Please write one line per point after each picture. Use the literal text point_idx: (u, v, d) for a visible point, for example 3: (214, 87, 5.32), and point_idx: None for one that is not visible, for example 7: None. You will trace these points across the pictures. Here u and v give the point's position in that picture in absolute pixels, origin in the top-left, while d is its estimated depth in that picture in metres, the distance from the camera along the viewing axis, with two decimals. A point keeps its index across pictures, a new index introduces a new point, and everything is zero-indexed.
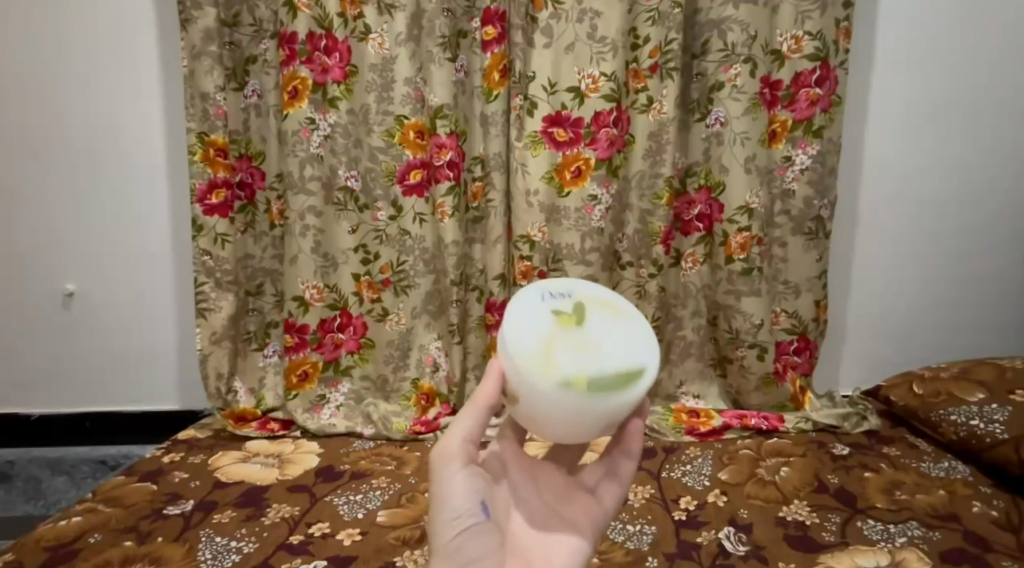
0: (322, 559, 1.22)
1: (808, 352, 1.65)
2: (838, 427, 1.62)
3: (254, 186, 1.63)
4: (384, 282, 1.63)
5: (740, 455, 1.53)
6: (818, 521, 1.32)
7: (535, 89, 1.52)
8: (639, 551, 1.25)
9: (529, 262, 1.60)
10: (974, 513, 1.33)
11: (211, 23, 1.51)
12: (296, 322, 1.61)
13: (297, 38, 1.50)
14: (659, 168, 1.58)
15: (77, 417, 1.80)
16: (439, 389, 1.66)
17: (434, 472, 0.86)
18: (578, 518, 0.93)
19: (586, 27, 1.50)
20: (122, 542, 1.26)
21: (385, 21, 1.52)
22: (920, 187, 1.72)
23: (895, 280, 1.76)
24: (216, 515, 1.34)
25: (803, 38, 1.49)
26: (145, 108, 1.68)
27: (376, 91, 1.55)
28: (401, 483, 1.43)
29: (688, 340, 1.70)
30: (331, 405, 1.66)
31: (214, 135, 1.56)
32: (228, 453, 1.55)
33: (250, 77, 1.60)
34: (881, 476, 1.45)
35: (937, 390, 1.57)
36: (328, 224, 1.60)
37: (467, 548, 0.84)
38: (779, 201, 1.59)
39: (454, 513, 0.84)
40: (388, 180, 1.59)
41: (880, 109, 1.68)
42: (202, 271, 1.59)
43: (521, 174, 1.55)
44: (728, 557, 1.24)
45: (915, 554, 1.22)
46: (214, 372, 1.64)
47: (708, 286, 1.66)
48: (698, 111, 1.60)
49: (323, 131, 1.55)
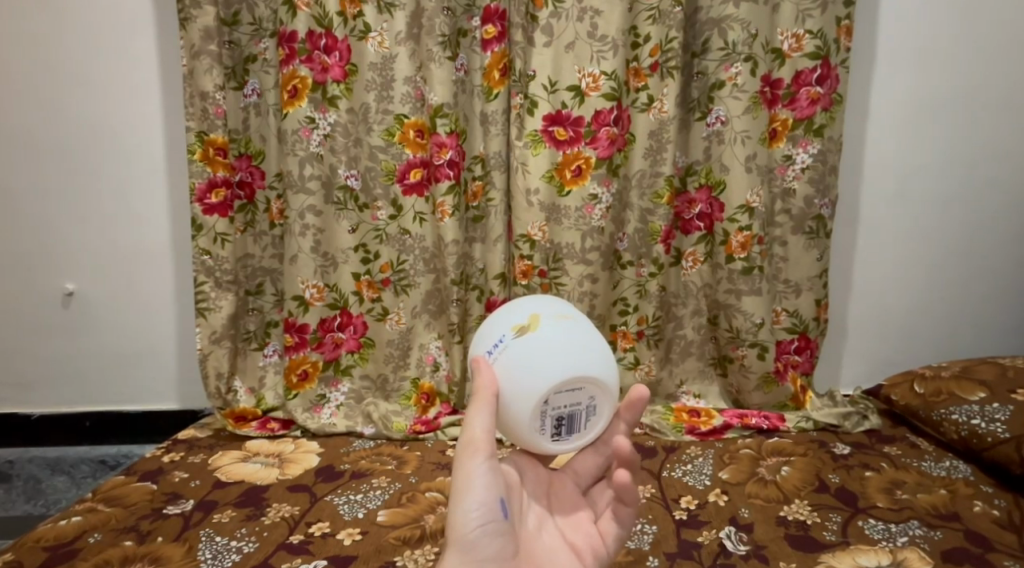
0: (323, 559, 1.22)
1: (808, 351, 1.64)
2: (838, 426, 1.62)
3: (254, 184, 1.62)
4: (383, 281, 1.63)
5: (741, 454, 1.53)
6: (819, 520, 1.32)
7: (534, 88, 1.52)
8: (639, 551, 1.25)
9: (529, 261, 1.59)
10: (975, 512, 1.33)
11: (210, 22, 1.50)
12: (296, 321, 1.61)
13: (296, 37, 1.50)
14: (660, 167, 1.58)
15: (76, 416, 1.79)
16: (439, 389, 1.65)
17: (458, 456, 0.89)
18: (581, 539, 0.99)
19: (586, 26, 1.50)
20: (122, 542, 1.26)
21: (385, 20, 1.52)
22: (919, 187, 1.71)
23: (895, 281, 1.76)
24: (216, 514, 1.34)
25: (803, 37, 1.49)
26: (144, 106, 1.67)
27: (375, 90, 1.54)
28: (401, 483, 1.43)
29: (689, 339, 1.69)
30: (331, 405, 1.65)
31: (214, 135, 1.55)
32: (229, 453, 1.55)
33: (249, 76, 1.59)
34: (882, 476, 1.45)
35: (938, 390, 1.57)
36: (328, 224, 1.59)
37: (479, 546, 0.87)
38: (780, 200, 1.59)
39: (472, 504, 0.87)
40: (388, 180, 1.58)
41: (880, 110, 1.67)
42: (201, 271, 1.58)
43: (521, 173, 1.55)
44: (729, 557, 1.24)
45: (918, 554, 1.22)
46: (214, 371, 1.63)
47: (709, 285, 1.65)
48: (698, 110, 1.60)
49: (323, 130, 1.55)
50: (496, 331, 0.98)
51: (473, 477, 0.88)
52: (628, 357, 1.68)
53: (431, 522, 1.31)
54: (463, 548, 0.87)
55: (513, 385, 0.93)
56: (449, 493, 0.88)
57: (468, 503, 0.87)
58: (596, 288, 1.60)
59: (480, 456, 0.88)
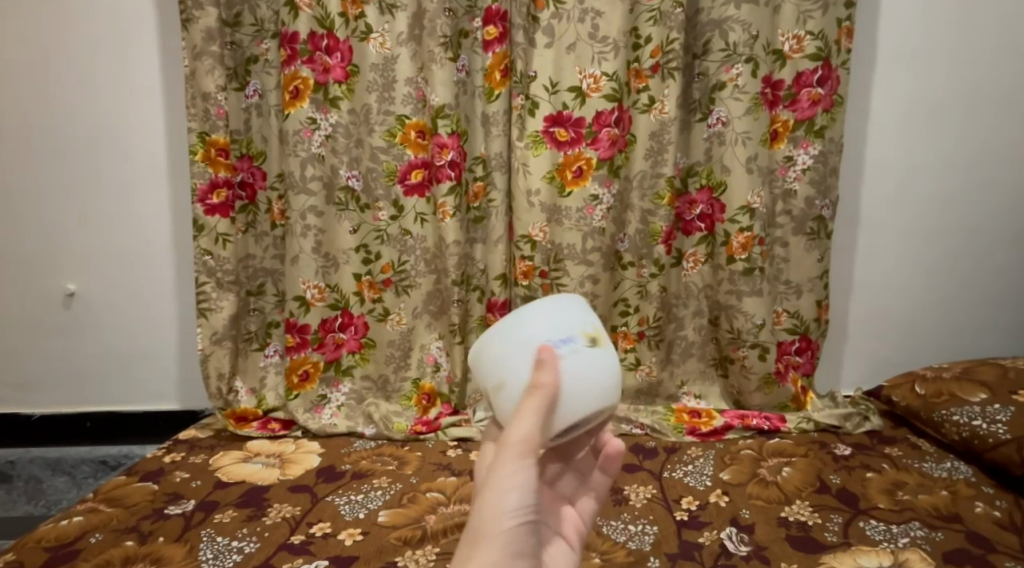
0: (324, 560, 1.22)
1: (809, 352, 1.64)
2: (840, 427, 1.62)
3: (256, 185, 1.63)
4: (384, 282, 1.63)
5: (742, 455, 1.53)
6: (820, 521, 1.32)
7: (535, 89, 1.52)
8: (640, 551, 1.25)
9: (530, 262, 1.59)
10: (977, 513, 1.33)
11: (211, 23, 1.51)
12: (297, 322, 1.61)
13: (298, 38, 1.51)
14: (661, 168, 1.58)
15: (77, 417, 1.79)
16: (440, 389, 1.65)
17: (506, 454, 0.84)
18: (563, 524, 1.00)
19: (587, 27, 1.50)
20: (123, 542, 1.26)
21: (386, 21, 1.52)
22: (920, 187, 1.71)
23: (896, 282, 1.76)
24: (217, 515, 1.34)
25: (804, 38, 1.49)
26: (146, 107, 1.68)
27: (376, 91, 1.55)
28: (402, 483, 1.43)
29: (690, 340, 1.69)
30: (331, 406, 1.65)
31: (215, 135, 1.56)
32: (230, 453, 1.55)
33: (251, 77, 1.60)
34: (883, 477, 1.45)
35: (939, 391, 1.57)
36: (330, 224, 1.59)
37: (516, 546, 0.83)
38: (781, 201, 1.59)
39: (516, 504, 0.83)
40: (389, 181, 1.59)
41: (881, 111, 1.68)
42: (202, 271, 1.58)
43: (521, 174, 1.55)
44: (730, 557, 1.24)
45: (919, 555, 1.22)
46: (216, 372, 1.63)
47: (710, 286, 1.65)
48: (699, 111, 1.60)
49: (324, 131, 1.55)
50: (559, 326, 0.87)
51: (521, 478, 0.83)
52: (629, 358, 1.68)
53: (431, 522, 1.31)
54: (501, 547, 0.82)
55: (572, 398, 0.85)
56: (489, 488, 0.83)
57: (511, 502, 0.83)
58: (598, 288, 1.60)
59: (530, 460, 0.84)
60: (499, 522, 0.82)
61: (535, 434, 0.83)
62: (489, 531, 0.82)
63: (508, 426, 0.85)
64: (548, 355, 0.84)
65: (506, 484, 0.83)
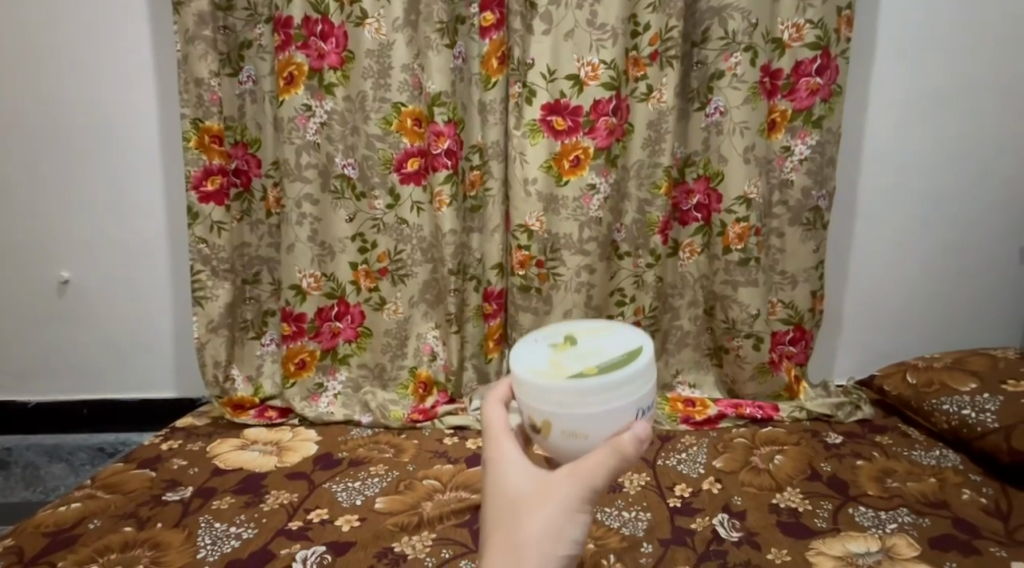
0: (322, 545, 1.24)
1: (803, 342, 1.66)
2: (832, 416, 1.63)
3: (250, 173, 1.61)
4: (381, 271, 1.63)
5: (735, 443, 1.55)
6: (810, 508, 1.34)
7: (533, 76, 1.51)
8: (633, 537, 1.27)
9: (526, 252, 1.59)
10: (964, 500, 1.36)
11: (204, 6, 1.48)
12: (294, 310, 1.61)
13: (292, 22, 1.48)
14: (658, 157, 1.58)
15: (74, 404, 1.79)
16: (437, 377, 1.66)
17: (584, 481, 0.75)
18: None
19: (586, 14, 1.48)
20: (122, 528, 1.28)
21: (382, 6, 1.50)
22: (918, 179, 1.72)
23: (891, 272, 1.77)
24: (215, 501, 1.36)
25: (803, 26, 1.48)
26: (139, 94, 1.65)
27: (373, 77, 1.53)
28: (400, 470, 1.45)
29: (685, 329, 1.70)
30: (328, 394, 1.66)
31: (208, 122, 1.53)
32: (227, 441, 1.56)
33: (245, 62, 1.58)
34: (873, 465, 1.47)
35: (930, 380, 1.59)
36: (326, 212, 1.58)
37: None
38: (777, 191, 1.58)
39: (574, 537, 0.74)
40: (385, 169, 1.58)
41: (880, 101, 1.67)
42: (198, 259, 1.58)
43: (519, 163, 1.55)
44: (722, 543, 1.26)
45: (906, 540, 1.25)
46: (212, 360, 1.62)
47: (705, 276, 1.66)
48: (697, 100, 1.59)
49: (319, 118, 1.54)
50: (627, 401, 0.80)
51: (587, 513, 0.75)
52: None
53: (428, 509, 1.33)
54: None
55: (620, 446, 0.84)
56: (552, 505, 0.74)
57: (570, 532, 0.74)
58: (594, 278, 1.61)
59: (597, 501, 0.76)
60: (545, 546, 0.73)
61: (603, 485, 0.76)
62: (534, 556, 0.72)
63: (582, 468, 0.76)
64: (639, 427, 0.79)
65: (562, 515, 0.74)
